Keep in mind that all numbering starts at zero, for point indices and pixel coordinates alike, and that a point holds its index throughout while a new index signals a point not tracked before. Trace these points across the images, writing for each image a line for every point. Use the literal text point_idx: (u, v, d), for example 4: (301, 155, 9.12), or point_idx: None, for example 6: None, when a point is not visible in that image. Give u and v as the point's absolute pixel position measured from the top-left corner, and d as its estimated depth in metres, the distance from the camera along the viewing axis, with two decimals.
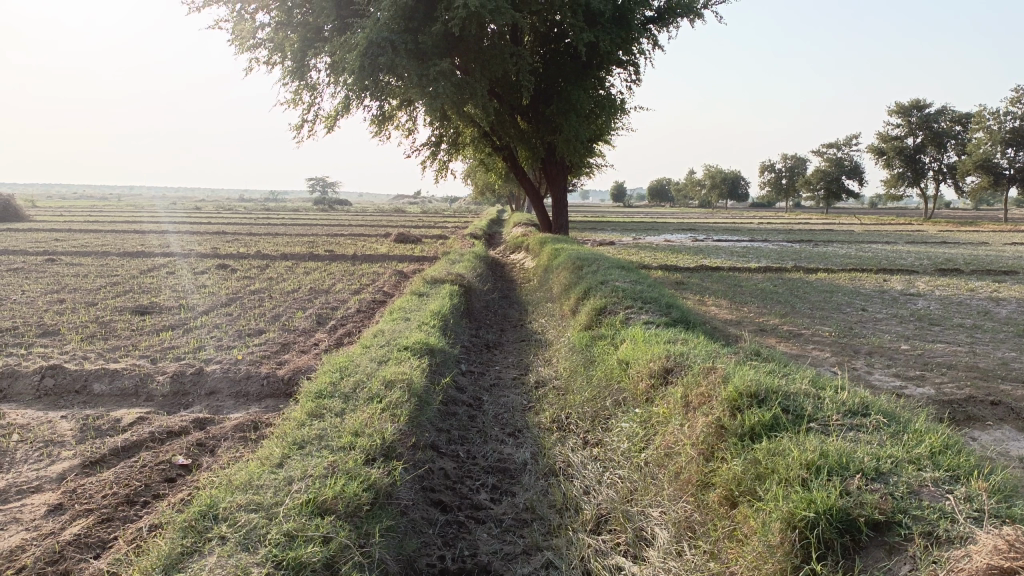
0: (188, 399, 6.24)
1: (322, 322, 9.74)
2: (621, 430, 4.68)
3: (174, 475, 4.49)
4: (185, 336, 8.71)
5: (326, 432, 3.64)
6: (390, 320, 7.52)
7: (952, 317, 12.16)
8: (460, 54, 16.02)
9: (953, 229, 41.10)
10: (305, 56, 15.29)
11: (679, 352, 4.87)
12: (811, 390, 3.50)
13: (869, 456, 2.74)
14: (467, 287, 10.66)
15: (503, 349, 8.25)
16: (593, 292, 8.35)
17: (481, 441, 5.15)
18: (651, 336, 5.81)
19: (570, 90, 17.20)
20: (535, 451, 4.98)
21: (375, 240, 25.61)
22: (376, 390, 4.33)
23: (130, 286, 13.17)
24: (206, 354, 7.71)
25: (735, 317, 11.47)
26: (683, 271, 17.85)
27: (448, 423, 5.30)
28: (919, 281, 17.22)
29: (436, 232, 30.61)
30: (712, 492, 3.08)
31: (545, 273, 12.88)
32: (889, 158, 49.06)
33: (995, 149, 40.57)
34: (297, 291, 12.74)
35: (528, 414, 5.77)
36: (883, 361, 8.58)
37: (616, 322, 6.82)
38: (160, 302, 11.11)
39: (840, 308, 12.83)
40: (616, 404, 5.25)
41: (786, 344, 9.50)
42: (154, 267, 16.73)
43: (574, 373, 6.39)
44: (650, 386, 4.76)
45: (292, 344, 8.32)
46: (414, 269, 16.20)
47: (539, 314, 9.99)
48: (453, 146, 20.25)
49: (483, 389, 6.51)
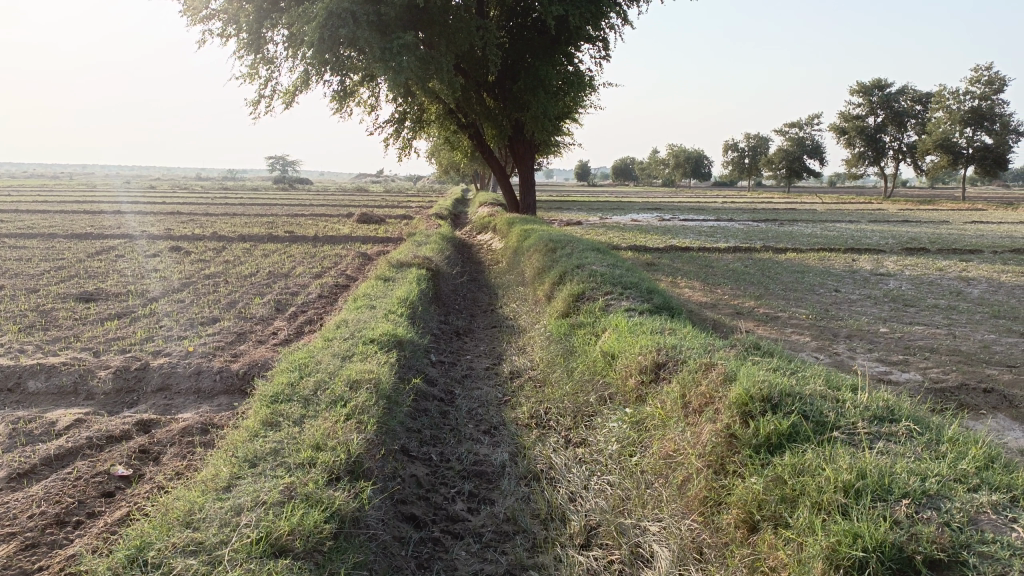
0: (133, 397, 5.73)
1: (281, 309, 9.22)
2: (609, 431, 4.29)
3: (114, 490, 4.01)
4: (133, 326, 8.13)
5: (283, 445, 3.20)
6: (354, 308, 7.04)
7: (925, 298, 12.02)
8: (424, 28, 15.43)
9: (912, 208, 41.57)
10: (261, 28, 14.56)
11: (671, 345, 4.49)
12: (828, 393, 3.14)
13: (911, 474, 2.38)
14: (434, 271, 10.21)
15: (473, 336, 7.82)
16: (569, 277, 7.95)
17: (454, 442, 4.74)
18: (636, 326, 5.42)
19: (537, 66, 16.72)
20: (514, 452, 4.58)
21: (337, 221, 24.91)
22: (339, 392, 3.88)
23: (77, 270, 12.46)
24: (154, 346, 7.16)
25: (710, 299, 11.19)
26: (653, 251, 17.58)
27: (419, 422, 4.89)
28: (887, 260, 17.14)
29: (400, 211, 29.96)
30: (725, 513, 2.70)
31: (515, 255, 12.47)
32: (851, 138, 49.41)
33: (954, 129, 41.01)
34: (255, 275, 12.15)
35: (504, 409, 5.37)
36: (865, 345, 8.34)
37: (596, 309, 6.44)
38: (107, 288, 10.48)
39: (813, 289, 12.63)
40: (600, 399, 4.86)
41: (765, 328, 9.24)
42: (103, 249, 15.96)
43: (551, 364, 6.00)
44: (641, 382, 4.37)
45: (249, 334, 7.81)
46: (378, 251, 15.68)
47: (511, 298, 9.58)
48: (417, 124, 19.64)
49: (455, 381, 6.09)
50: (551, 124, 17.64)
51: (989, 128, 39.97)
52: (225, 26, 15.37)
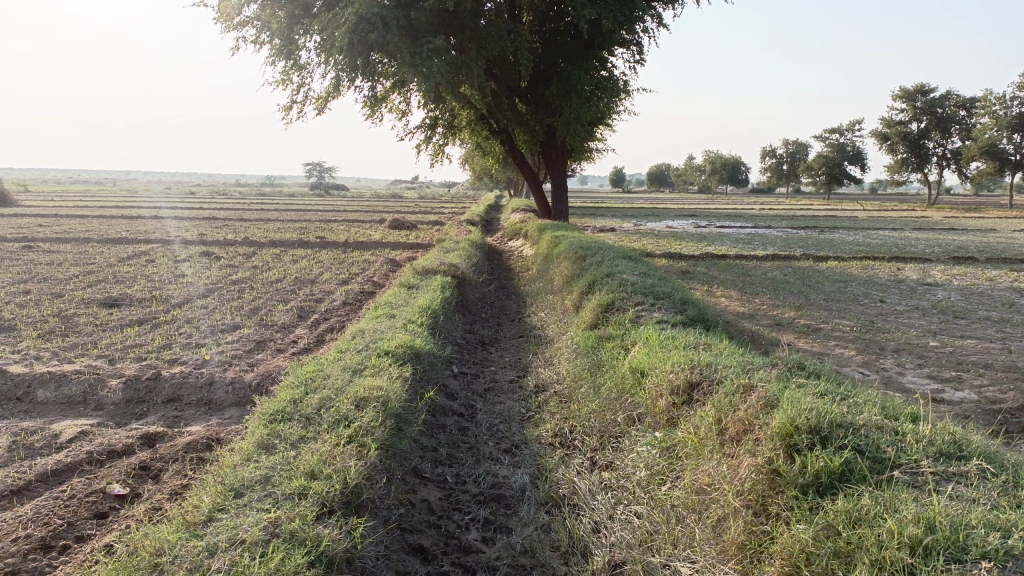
0: (142, 408, 5.52)
1: (303, 316, 9.01)
2: (637, 456, 3.94)
3: (108, 510, 3.77)
4: (152, 333, 7.97)
5: (275, 471, 2.92)
6: (373, 318, 6.76)
7: (976, 310, 11.43)
8: (455, 32, 15.21)
9: (957, 215, 40.42)
10: (293, 33, 14.46)
11: (705, 362, 4.12)
12: (885, 425, 2.76)
13: (990, 529, 2.00)
14: (461, 278, 9.93)
15: (499, 347, 7.51)
16: (599, 286, 7.61)
17: (471, 462, 4.43)
18: (668, 340, 5.06)
19: (570, 70, 16.41)
20: (534, 475, 4.25)
21: (369, 227, 24.87)
22: (343, 411, 3.60)
23: (105, 275, 12.41)
24: (171, 354, 6.97)
25: (748, 310, 10.75)
26: (688, 259, 17.15)
27: (434, 440, 4.58)
28: (933, 270, 16.49)
29: (433, 217, 29.81)
30: (766, 563, 2.36)
31: (546, 262, 12.14)
32: (893, 144, 48.23)
33: (1001, 135, 39.71)
34: (281, 281, 11.99)
35: (526, 426, 5.05)
36: (914, 361, 7.86)
37: (625, 321, 6.09)
38: (133, 294, 10.39)
39: (856, 299, 12.11)
40: (628, 419, 4.50)
41: (806, 340, 8.80)
42: (135, 254, 16.00)
43: (577, 379, 5.66)
44: (672, 404, 4.00)
45: (269, 342, 7.59)
46: (407, 257, 15.50)
47: (539, 307, 9.26)
48: (449, 129, 19.42)
49: (477, 395, 5.78)
50: (584, 129, 17.30)
51: None
52: (258, 32, 15.32)
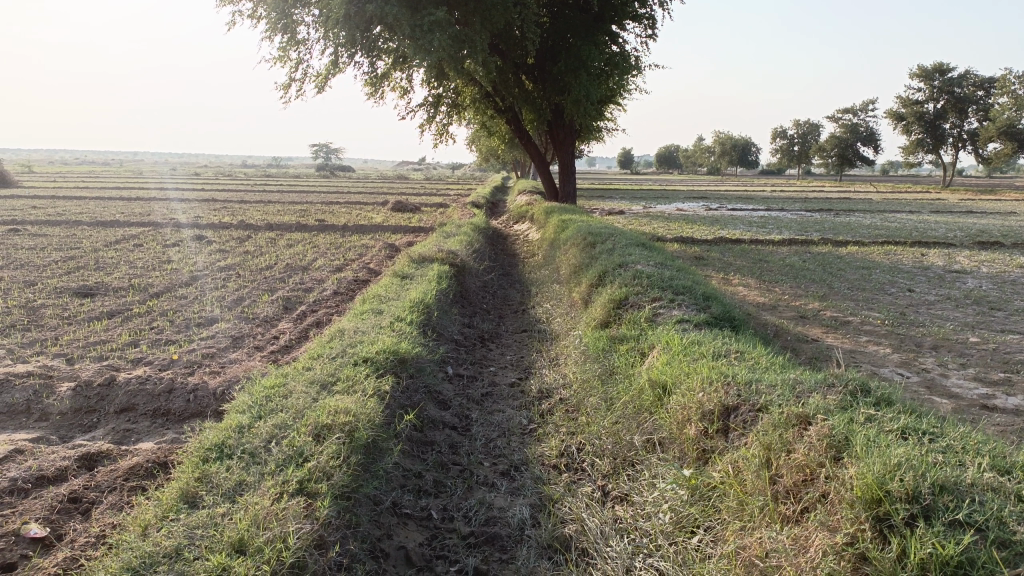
0: (91, 420, 4.85)
1: (289, 308, 8.33)
2: (659, 495, 3.24)
3: (17, 560, 3.09)
4: (121, 327, 7.29)
5: (192, 541, 2.25)
6: (357, 315, 6.05)
7: (1012, 300, 10.66)
8: (458, 6, 14.37)
9: (973, 198, 39.47)
10: (288, 7, 13.65)
11: (743, 380, 3.39)
12: (1004, 486, 2.02)
13: None
14: (460, 266, 9.24)
15: (500, 343, 6.84)
16: (610, 278, 6.89)
17: (461, 491, 3.73)
18: (693, 347, 4.34)
19: (580, 45, 15.60)
20: (537, 508, 3.56)
21: (371, 209, 24.23)
22: (297, 444, 2.90)
23: (87, 261, 11.73)
24: (135, 353, 6.30)
25: (769, 300, 10.04)
26: (701, 243, 16.42)
27: (419, 463, 3.89)
28: (959, 256, 15.70)
29: (437, 200, 29.00)
30: None
31: (552, 248, 11.44)
32: (908, 124, 47.09)
33: (1019, 115, 38.53)
34: (272, 267, 11.30)
35: (528, 443, 4.35)
36: (957, 360, 7.14)
37: (641, 320, 5.38)
38: (110, 282, 9.73)
39: (883, 288, 11.37)
40: (647, 443, 3.79)
41: (835, 335, 8.08)
42: (124, 237, 15.36)
43: (587, 385, 4.96)
44: (703, 433, 3.26)
45: (248, 337, 6.92)
46: (407, 242, 14.84)
47: (545, 297, 8.56)
48: (453, 108, 18.57)
49: (472, 402, 5.08)
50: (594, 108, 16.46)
51: None
52: (253, 7, 14.57)
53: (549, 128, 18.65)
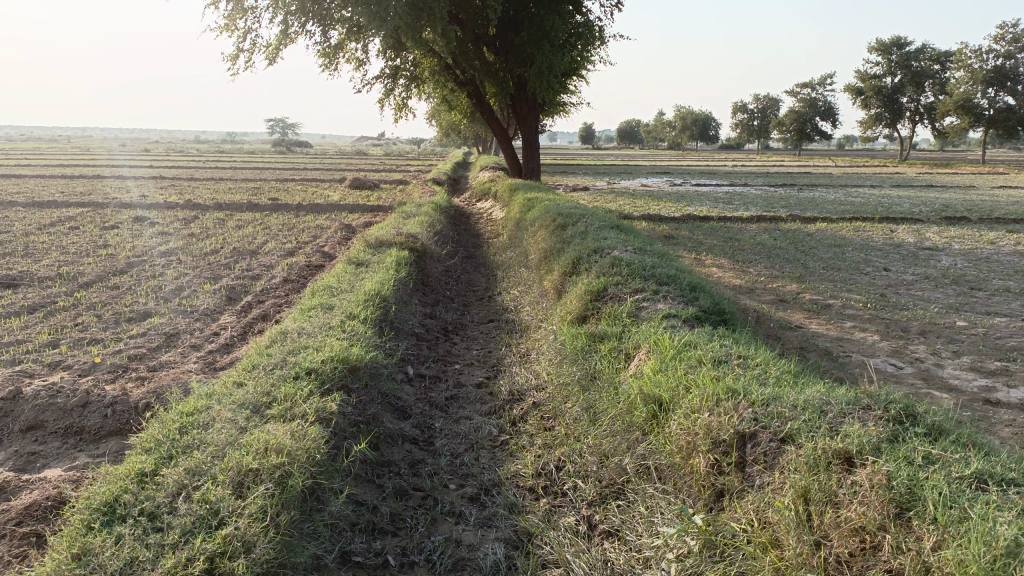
0: None
1: (233, 298, 7.62)
2: (661, 537, 2.68)
3: None
4: (42, 324, 6.53)
5: None
6: (305, 311, 5.41)
7: (990, 279, 10.33)
8: None
9: (930, 172, 39.71)
10: None
11: (758, 400, 2.85)
12: None
13: None
14: (421, 250, 8.60)
15: (465, 336, 6.25)
16: (585, 265, 6.33)
17: (423, 526, 3.12)
18: (686, 351, 3.80)
19: (543, 15, 14.95)
20: (512, 546, 2.99)
21: (328, 187, 23.34)
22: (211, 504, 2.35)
23: (14, 247, 10.78)
24: (54, 355, 5.59)
25: (745, 282, 9.59)
26: (669, 221, 15.96)
27: (374, 494, 3.29)
28: (928, 231, 15.47)
29: (396, 177, 28.12)
30: None
31: (518, 229, 10.86)
32: (867, 99, 47.14)
33: (976, 90, 38.64)
34: (218, 252, 10.52)
35: (501, 460, 3.77)
36: (948, 346, 6.74)
37: (623, 315, 4.83)
38: (37, 271, 8.89)
39: (859, 268, 11.00)
40: (640, 468, 3.22)
41: (818, 320, 7.65)
42: (60, 219, 14.34)
43: (565, 390, 4.38)
44: (714, 466, 2.74)
45: (184, 334, 6.23)
46: (364, 222, 14.11)
47: (512, 283, 7.96)
48: (412, 82, 17.77)
49: (436, 408, 4.48)
50: (558, 81, 15.84)
51: (1013, 88, 37.64)
52: None
53: (512, 101, 17.94)
